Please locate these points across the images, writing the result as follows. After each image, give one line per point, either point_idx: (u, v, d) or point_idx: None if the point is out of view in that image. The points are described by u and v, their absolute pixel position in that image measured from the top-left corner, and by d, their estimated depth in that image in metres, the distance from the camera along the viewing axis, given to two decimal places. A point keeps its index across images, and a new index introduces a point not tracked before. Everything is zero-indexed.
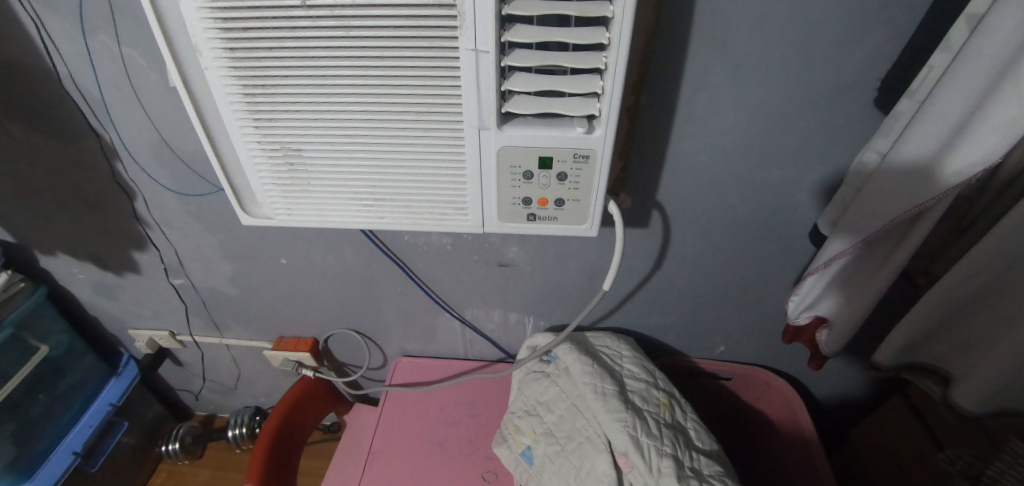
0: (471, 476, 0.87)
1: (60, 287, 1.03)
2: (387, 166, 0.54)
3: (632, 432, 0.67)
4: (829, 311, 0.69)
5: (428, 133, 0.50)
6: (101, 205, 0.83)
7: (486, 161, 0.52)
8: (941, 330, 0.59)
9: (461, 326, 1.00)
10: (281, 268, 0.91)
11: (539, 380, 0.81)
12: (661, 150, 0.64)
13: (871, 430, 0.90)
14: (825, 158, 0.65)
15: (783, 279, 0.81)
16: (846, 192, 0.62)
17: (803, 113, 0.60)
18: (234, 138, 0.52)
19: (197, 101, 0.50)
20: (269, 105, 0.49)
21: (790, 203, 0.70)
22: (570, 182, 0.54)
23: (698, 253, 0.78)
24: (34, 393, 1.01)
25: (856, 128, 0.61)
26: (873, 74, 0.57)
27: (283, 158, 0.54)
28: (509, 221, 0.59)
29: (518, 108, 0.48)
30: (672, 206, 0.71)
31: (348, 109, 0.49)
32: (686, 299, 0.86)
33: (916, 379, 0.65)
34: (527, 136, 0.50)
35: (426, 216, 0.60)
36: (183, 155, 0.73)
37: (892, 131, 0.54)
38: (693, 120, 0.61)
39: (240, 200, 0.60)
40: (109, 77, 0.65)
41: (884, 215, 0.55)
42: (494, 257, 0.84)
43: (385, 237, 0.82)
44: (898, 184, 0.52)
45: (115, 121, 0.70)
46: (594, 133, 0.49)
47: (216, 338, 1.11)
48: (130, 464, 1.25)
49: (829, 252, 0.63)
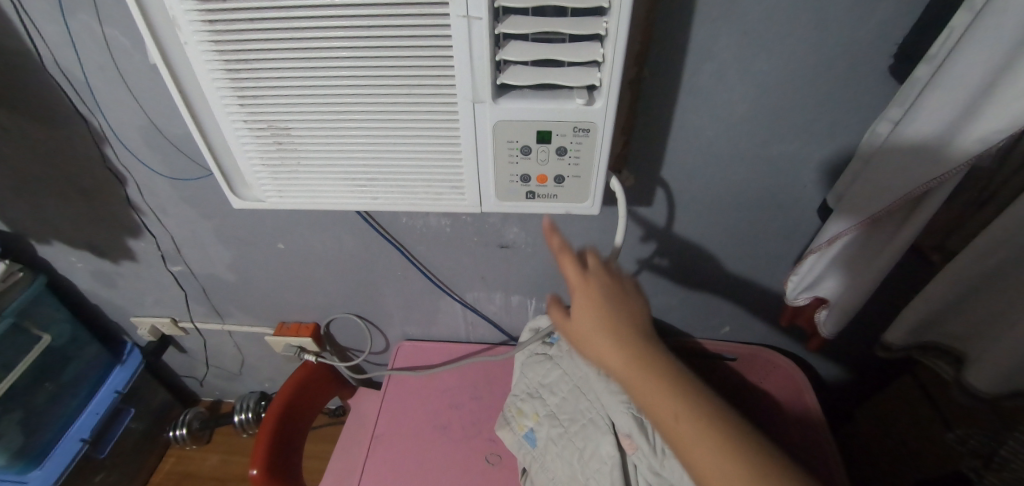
0: (476, 458, 0.87)
1: (60, 276, 1.02)
2: (380, 144, 0.52)
3: (635, 413, 0.66)
4: (830, 291, 0.67)
5: (420, 109, 0.48)
6: (95, 192, 0.81)
7: (482, 135, 0.50)
8: (955, 309, 0.57)
9: (463, 309, 0.99)
10: (279, 254, 0.90)
11: (541, 363, 0.80)
12: (665, 124, 0.62)
13: (880, 409, 0.89)
14: (836, 131, 0.62)
15: (790, 258, 0.79)
16: (856, 164, 0.59)
17: (815, 83, 0.57)
18: (219, 117, 0.50)
19: (178, 77, 0.48)
20: (254, 80, 0.47)
21: (799, 179, 0.68)
22: (570, 157, 0.52)
23: (704, 232, 0.76)
24: (38, 382, 1.01)
25: (870, 99, 0.58)
26: (890, 40, 0.53)
27: (272, 136, 0.52)
28: (507, 200, 0.57)
29: (514, 79, 0.45)
30: (677, 183, 0.69)
31: (337, 84, 0.46)
32: (690, 279, 0.85)
33: (926, 358, 0.64)
34: (524, 109, 0.47)
35: (422, 196, 0.58)
36: (172, 138, 0.71)
37: (907, 97, 0.51)
38: (698, 93, 0.59)
39: (228, 181, 0.58)
40: (92, 58, 0.62)
41: (896, 189, 0.52)
42: (494, 239, 0.82)
43: (383, 220, 0.81)
44: (909, 155, 0.50)
45: (102, 105, 0.68)
46: (594, 105, 0.47)
47: (219, 324, 1.10)
48: (139, 450, 1.27)
49: (834, 228, 0.61)
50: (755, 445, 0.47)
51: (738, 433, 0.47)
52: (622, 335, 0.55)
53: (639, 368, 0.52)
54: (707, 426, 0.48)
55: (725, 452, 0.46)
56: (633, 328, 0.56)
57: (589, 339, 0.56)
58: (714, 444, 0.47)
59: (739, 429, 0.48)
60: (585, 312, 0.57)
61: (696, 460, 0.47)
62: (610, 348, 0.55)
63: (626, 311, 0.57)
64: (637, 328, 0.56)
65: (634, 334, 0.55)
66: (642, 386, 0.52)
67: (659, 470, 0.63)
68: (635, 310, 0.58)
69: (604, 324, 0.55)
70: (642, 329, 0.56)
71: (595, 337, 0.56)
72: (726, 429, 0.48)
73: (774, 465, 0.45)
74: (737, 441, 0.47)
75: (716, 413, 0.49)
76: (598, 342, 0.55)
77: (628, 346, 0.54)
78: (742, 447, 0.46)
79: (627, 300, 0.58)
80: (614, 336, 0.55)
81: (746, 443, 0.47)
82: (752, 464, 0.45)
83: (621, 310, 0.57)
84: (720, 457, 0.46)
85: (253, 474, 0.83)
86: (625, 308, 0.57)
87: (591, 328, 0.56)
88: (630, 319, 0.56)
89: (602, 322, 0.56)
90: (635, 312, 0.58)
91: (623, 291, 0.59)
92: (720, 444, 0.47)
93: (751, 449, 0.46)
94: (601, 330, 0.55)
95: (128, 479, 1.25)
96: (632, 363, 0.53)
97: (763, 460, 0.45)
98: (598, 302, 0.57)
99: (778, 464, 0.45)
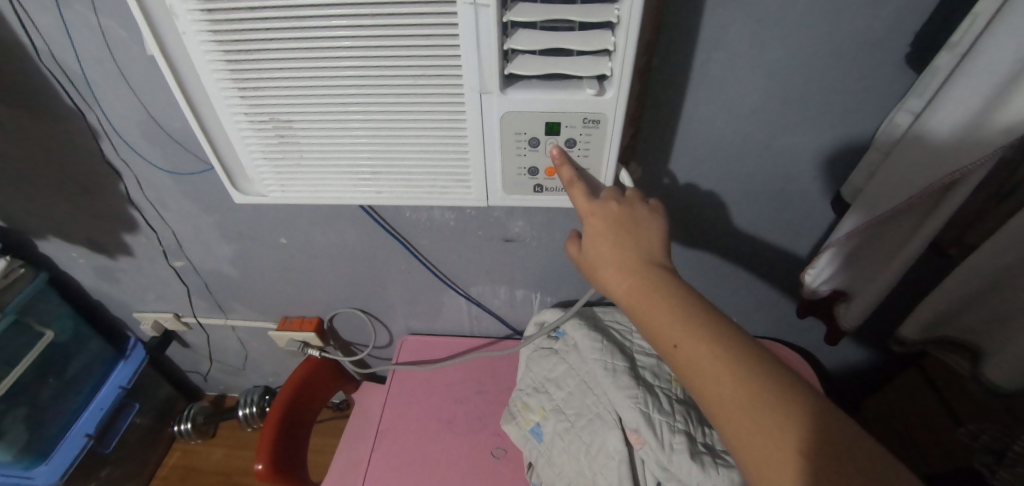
0: (481, 452, 0.86)
1: (61, 272, 1.02)
2: (384, 137, 0.51)
3: (643, 408, 0.65)
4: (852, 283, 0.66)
5: (425, 102, 0.47)
6: (94, 187, 0.80)
7: (489, 127, 0.49)
8: (971, 303, 0.56)
9: (467, 303, 0.98)
10: (281, 248, 0.89)
11: (547, 357, 0.80)
12: (674, 115, 0.61)
13: (888, 402, 0.88)
14: (850, 122, 0.60)
15: (799, 250, 0.78)
16: (873, 156, 0.58)
17: (829, 72, 0.56)
18: (220, 110, 0.49)
19: (177, 70, 0.47)
20: (256, 72, 0.46)
21: (810, 170, 0.67)
22: (579, 149, 0.51)
23: (712, 224, 0.75)
24: (42, 377, 1.01)
25: (885, 89, 0.57)
26: (907, 28, 0.52)
27: (273, 129, 0.51)
28: (514, 193, 0.56)
29: (522, 69, 0.44)
30: (685, 175, 0.68)
31: (340, 75, 0.45)
32: (698, 271, 0.84)
33: (942, 353, 0.63)
34: (532, 100, 0.46)
35: (426, 189, 0.57)
36: (172, 132, 0.70)
37: (928, 87, 0.50)
38: (708, 83, 0.57)
39: (229, 175, 0.57)
40: (88, 50, 0.61)
41: (919, 180, 0.51)
42: (499, 232, 0.81)
43: (386, 214, 0.80)
44: (932, 147, 0.49)
45: (99, 97, 0.66)
46: (605, 95, 0.46)
47: (222, 319, 1.10)
48: (144, 444, 1.27)
49: (853, 221, 0.60)
50: (793, 388, 0.37)
51: (773, 373, 0.38)
52: (633, 263, 0.45)
53: (646, 299, 0.43)
54: (733, 365, 0.38)
55: (751, 397, 0.37)
56: (649, 254, 0.46)
57: (597, 269, 0.47)
58: (744, 385, 0.37)
59: (774, 370, 0.38)
60: (591, 240, 0.48)
61: (718, 404, 0.38)
62: (618, 279, 0.45)
63: (643, 235, 0.47)
64: (655, 254, 0.46)
65: (649, 262, 0.45)
66: (658, 325, 0.42)
67: (667, 465, 0.62)
68: (655, 235, 0.48)
69: (614, 250, 0.46)
70: (660, 258, 0.46)
71: (602, 265, 0.47)
72: (755, 369, 0.38)
73: (814, 413, 0.36)
74: (767, 383, 0.37)
75: (745, 352, 0.39)
76: (606, 273, 0.46)
77: (641, 276, 0.44)
78: (775, 391, 0.37)
79: (643, 223, 0.48)
80: (623, 263, 0.45)
81: (783, 384, 0.37)
82: (786, 411, 0.36)
83: (635, 236, 0.47)
84: (748, 401, 0.37)
85: (259, 469, 0.83)
86: (640, 235, 0.47)
87: (598, 255, 0.47)
88: (647, 246, 0.46)
89: (611, 248, 0.46)
90: (655, 235, 0.48)
91: (638, 214, 0.49)
92: (749, 388, 0.37)
93: (791, 392, 0.37)
94: (608, 258, 0.46)
95: (134, 474, 1.25)
96: (642, 293, 0.43)
97: (802, 406, 0.36)
98: (607, 226, 0.47)
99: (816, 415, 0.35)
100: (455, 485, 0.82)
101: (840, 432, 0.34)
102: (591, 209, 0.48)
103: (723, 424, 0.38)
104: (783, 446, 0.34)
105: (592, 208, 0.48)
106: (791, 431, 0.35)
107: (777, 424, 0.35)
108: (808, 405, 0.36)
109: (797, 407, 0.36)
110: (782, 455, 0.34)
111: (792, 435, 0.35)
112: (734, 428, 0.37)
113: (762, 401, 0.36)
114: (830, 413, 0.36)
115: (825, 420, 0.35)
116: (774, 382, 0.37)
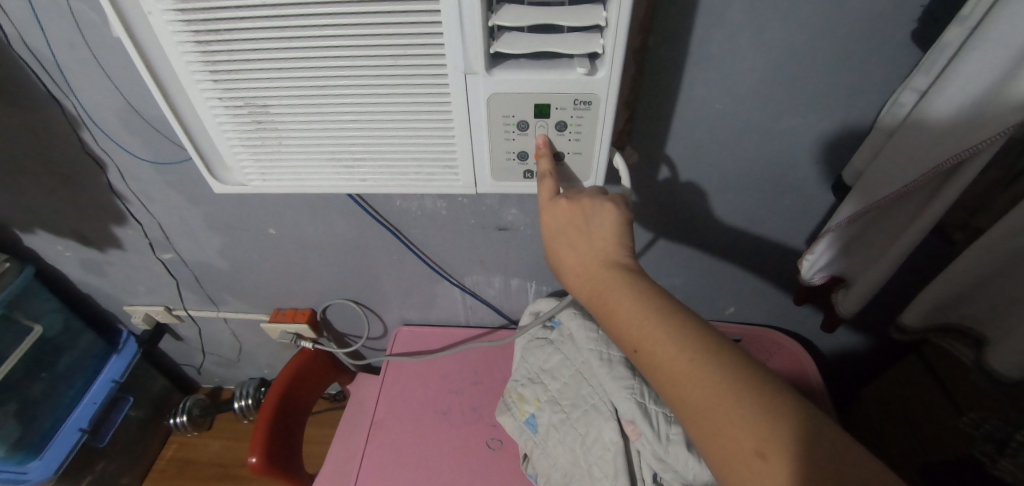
0: (477, 444, 0.85)
1: (48, 266, 1.00)
2: (360, 123, 0.49)
3: (639, 399, 0.64)
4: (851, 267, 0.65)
5: (404, 83, 0.45)
6: (75, 178, 0.78)
7: (474, 110, 0.47)
8: (977, 289, 0.55)
9: (461, 294, 0.96)
10: (271, 239, 0.87)
11: (541, 347, 0.79)
12: (672, 96, 0.58)
13: (886, 388, 0.88)
14: (853, 105, 0.58)
15: (799, 237, 0.77)
16: (875, 138, 0.56)
17: (832, 52, 0.53)
18: (192, 95, 0.47)
19: (146, 53, 0.44)
20: (226, 53, 0.43)
21: (812, 154, 0.64)
22: (571, 133, 0.49)
23: (711, 211, 0.73)
24: (33, 372, 1.00)
25: (892, 69, 0.54)
26: (917, 4, 0.49)
27: (249, 114, 0.49)
28: (503, 180, 0.54)
29: (509, 48, 0.42)
30: (683, 161, 0.66)
31: (313, 57, 0.43)
32: (696, 259, 0.82)
33: (944, 341, 0.62)
34: (521, 80, 0.44)
35: (412, 176, 0.55)
36: (152, 121, 0.67)
37: (935, 64, 0.48)
38: (707, 64, 0.55)
39: (206, 163, 0.55)
40: (58, 35, 0.58)
41: (924, 161, 0.49)
42: (492, 221, 0.79)
43: (376, 203, 0.77)
44: (937, 127, 0.47)
45: (74, 85, 0.64)
46: (597, 75, 0.43)
47: (213, 312, 1.08)
48: (140, 438, 1.26)
49: (853, 207, 0.58)
50: (759, 384, 0.35)
51: (738, 370, 0.36)
52: (593, 266, 0.44)
53: (612, 296, 0.41)
54: (699, 366, 0.36)
55: (714, 397, 0.35)
56: (607, 253, 0.44)
57: (561, 274, 0.47)
58: (706, 385, 0.35)
59: (740, 366, 0.36)
60: (550, 245, 0.47)
61: (682, 405, 0.37)
62: (582, 283, 0.44)
63: (600, 233, 0.45)
64: (613, 252, 0.44)
65: (607, 262, 0.43)
66: (626, 324, 0.40)
67: (664, 457, 0.62)
68: (612, 230, 0.45)
69: (573, 255, 0.45)
70: (620, 254, 0.44)
71: (565, 269, 0.46)
72: (730, 365, 0.36)
73: (791, 410, 0.33)
74: (732, 381, 0.35)
75: (717, 350, 0.37)
76: (570, 278, 0.45)
77: (602, 277, 0.43)
78: (740, 390, 0.35)
79: (600, 218, 0.46)
80: (584, 267, 0.44)
81: (748, 382, 0.35)
82: (749, 410, 0.34)
83: (592, 236, 0.45)
84: (710, 401, 0.35)
85: (253, 463, 0.81)
86: (597, 233, 0.45)
87: (560, 260, 0.46)
88: (604, 245, 0.44)
89: (570, 252, 0.45)
90: (613, 230, 0.45)
91: (594, 208, 0.46)
92: (711, 387, 0.35)
93: (755, 388, 0.35)
94: (569, 262, 0.45)
95: (130, 468, 1.24)
96: (603, 295, 0.42)
97: (779, 403, 0.34)
98: (564, 230, 0.46)
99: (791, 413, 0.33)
100: (451, 476, 0.82)
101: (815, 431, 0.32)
102: (547, 212, 0.47)
103: (688, 427, 0.36)
104: (744, 448, 0.33)
105: (549, 210, 0.47)
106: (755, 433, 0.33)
107: (745, 424, 0.33)
108: (775, 402, 0.34)
109: (762, 405, 0.34)
110: (744, 457, 0.33)
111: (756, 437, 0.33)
112: (699, 430, 0.35)
113: (730, 401, 0.34)
114: (799, 409, 0.33)
115: (792, 419, 0.33)
116: (752, 379, 0.35)
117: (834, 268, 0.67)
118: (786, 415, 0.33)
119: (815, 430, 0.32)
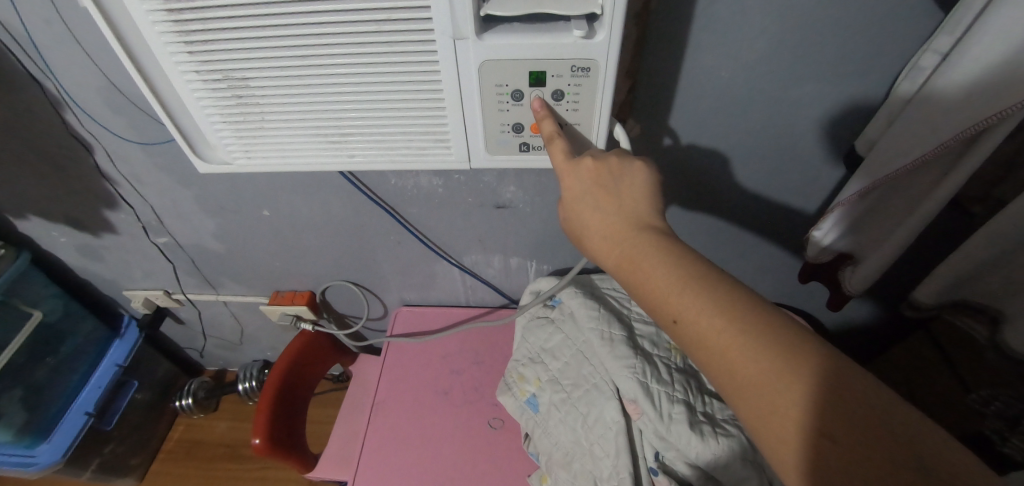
0: (477, 424, 0.85)
1: (45, 252, 0.98)
2: (347, 95, 0.46)
3: (642, 378, 0.63)
4: (868, 240, 0.63)
5: (391, 51, 0.42)
6: (62, 162, 0.76)
7: (469, 78, 0.44)
8: (997, 262, 0.52)
9: (461, 273, 0.95)
10: (266, 221, 0.85)
11: (543, 326, 0.78)
12: (676, 63, 0.55)
13: (892, 361, 0.87)
14: (866, 73, 0.55)
15: (806, 209, 0.75)
16: (891, 106, 0.53)
17: (845, 15, 0.50)
18: (168, 68, 0.45)
19: (113, 21, 0.41)
20: (200, 22, 0.41)
21: (821, 123, 0.62)
22: (568, 102, 0.46)
23: (717, 183, 0.71)
24: (36, 358, 1.00)
25: (910, 32, 0.51)
26: None
27: (229, 88, 0.46)
28: (499, 153, 0.52)
29: (501, 10, 0.39)
30: (686, 133, 0.64)
31: (292, 22, 0.40)
32: (700, 232, 0.81)
33: (957, 318, 0.60)
34: (513, 45, 0.42)
35: (402, 150, 0.53)
36: (136, 100, 0.65)
37: (960, 23, 0.45)
38: (714, 29, 0.52)
39: (189, 142, 0.53)
40: (31, 9, 0.55)
41: (943, 131, 0.46)
42: (490, 199, 0.77)
43: (369, 181, 0.75)
44: (956, 93, 0.44)
45: (52, 64, 0.61)
46: (595, 38, 0.41)
47: (212, 295, 1.07)
48: (148, 420, 1.27)
49: (864, 180, 0.56)
50: (807, 356, 0.33)
51: (788, 343, 0.34)
52: (621, 231, 0.42)
53: (639, 264, 0.40)
54: (726, 338, 0.35)
55: (753, 370, 0.33)
56: (638, 216, 0.42)
57: (585, 238, 0.44)
58: (741, 357, 0.34)
59: (785, 336, 0.34)
60: (575, 209, 0.44)
61: (723, 377, 0.35)
62: (608, 249, 0.42)
63: (630, 195, 0.43)
64: (645, 214, 0.43)
65: (638, 225, 0.42)
66: (656, 293, 0.38)
67: (666, 435, 0.61)
68: (643, 192, 0.44)
69: (599, 219, 0.43)
70: (650, 214, 0.43)
71: (590, 234, 0.44)
72: (760, 338, 0.34)
73: (819, 382, 0.32)
74: (769, 354, 0.33)
75: (747, 319, 0.35)
76: (594, 244, 0.43)
77: (632, 242, 0.41)
78: (779, 363, 0.33)
79: (631, 180, 0.44)
80: (610, 231, 0.42)
81: (795, 353, 0.33)
82: (780, 381, 0.32)
83: (622, 197, 0.43)
84: (750, 375, 0.33)
85: (257, 444, 0.82)
86: (626, 193, 0.43)
87: (583, 226, 0.44)
88: (634, 207, 0.43)
89: (595, 214, 0.43)
90: (643, 193, 0.44)
91: (622, 168, 0.44)
92: (748, 360, 0.34)
93: (797, 360, 0.33)
94: (594, 226, 0.43)
95: (140, 449, 1.26)
96: (633, 261, 0.40)
97: (804, 375, 0.32)
98: (590, 192, 0.43)
99: (817, 389, 0.32)
100: (451, 457, 0.82)
101: (840, 408, 0.31)
102: (570, 174, 0.44)
103: (731, 397, 0.35)
104: (786, 420, 0.32)
105: (570, 171, 0.44)
106: (798, 406, 0.32)
107: (769, 395, 0.32)
108: (812, 377, 0.32)
109: (807, 379, 0.32)
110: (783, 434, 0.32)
111: (797, 410, 0.32)
112: (738, 401, 0.34)
113: (756, 376, 0.33)
114: (849, 382, 0.32)
115: (841, 392, 0.31)
116: (781, 353, 0.33)
117: (843, 244, 0.65)
118: (831, 386, 0.32)
119: (840, 407, 0.31)
